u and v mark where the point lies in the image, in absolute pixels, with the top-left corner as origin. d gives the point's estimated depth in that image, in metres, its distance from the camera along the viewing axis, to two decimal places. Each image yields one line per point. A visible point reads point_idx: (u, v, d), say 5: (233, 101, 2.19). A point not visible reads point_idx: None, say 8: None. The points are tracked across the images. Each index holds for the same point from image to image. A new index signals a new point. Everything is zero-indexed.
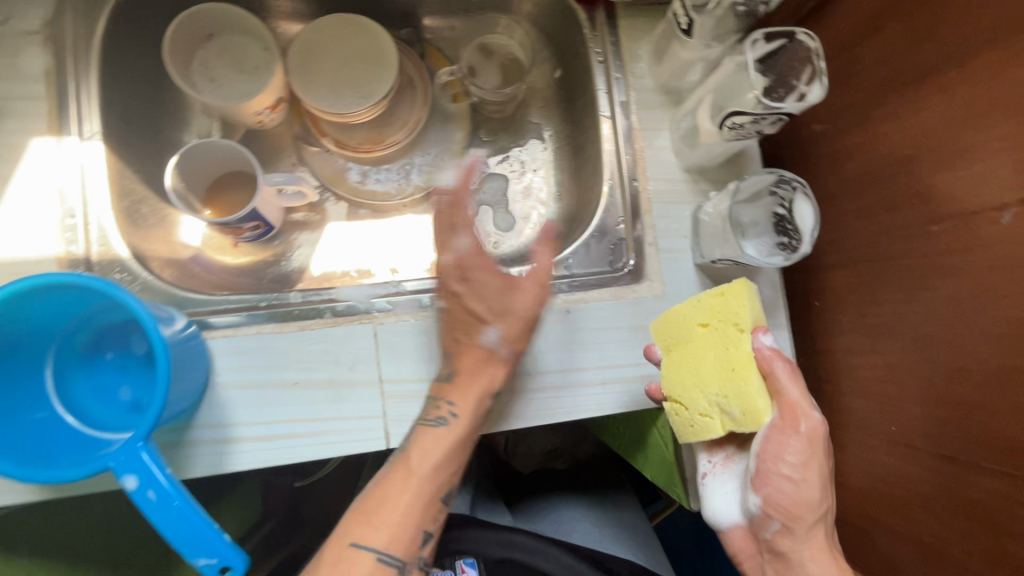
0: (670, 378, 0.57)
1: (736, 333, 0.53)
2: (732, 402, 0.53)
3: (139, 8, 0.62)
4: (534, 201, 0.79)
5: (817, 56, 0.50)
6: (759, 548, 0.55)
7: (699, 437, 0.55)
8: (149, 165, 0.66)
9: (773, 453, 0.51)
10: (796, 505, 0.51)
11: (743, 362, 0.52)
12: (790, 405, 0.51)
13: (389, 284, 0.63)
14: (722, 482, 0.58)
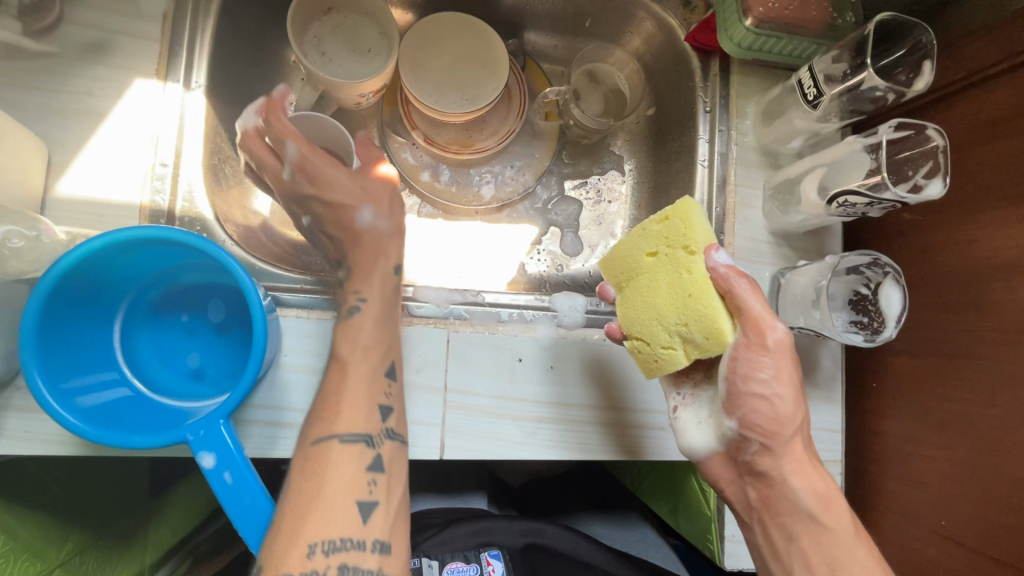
0: (626, 313, 0.54)
1: (687, 256, 0.49)
2: (694, 328, 0.49)
3: None
4: (604, 231, 0.79)
5: (942, 152, 0.51)
6: (739, 472, 0.53)
7: (665, 371, 0.52)
8: None
9: (744, 373, 0.49)
10: (774, 421, 0.49)
11: (701, 285, 0.49)
12: (754, 322, 0.48)
13: (468, 292, 0.62)
14: (693, 415, 0.55)
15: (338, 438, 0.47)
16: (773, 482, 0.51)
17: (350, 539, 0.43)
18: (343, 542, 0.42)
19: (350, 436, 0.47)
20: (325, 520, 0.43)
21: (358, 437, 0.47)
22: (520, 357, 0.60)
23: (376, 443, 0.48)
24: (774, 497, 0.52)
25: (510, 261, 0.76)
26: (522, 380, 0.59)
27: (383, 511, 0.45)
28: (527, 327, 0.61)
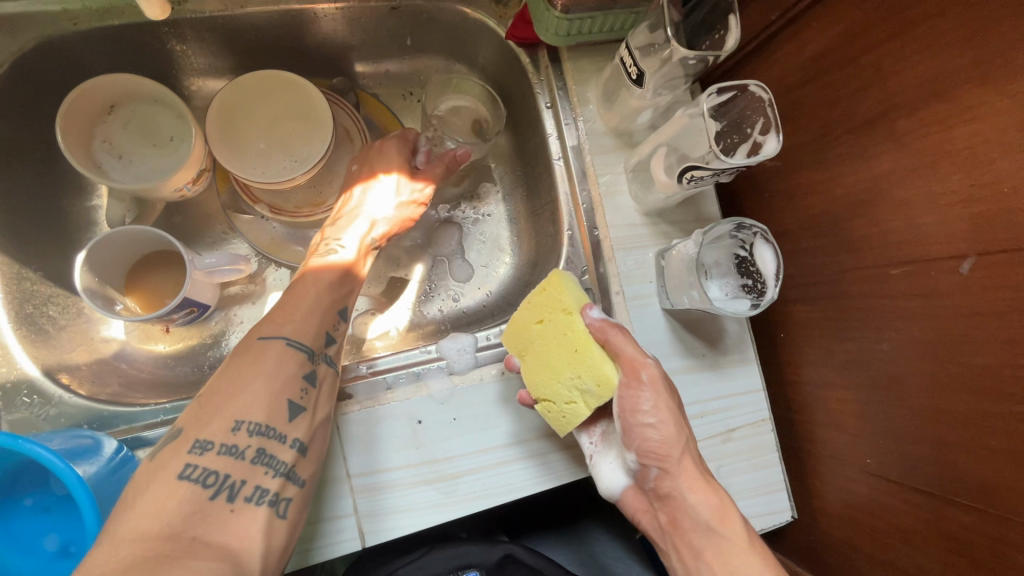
0: (528, 379, 0.53)
1: (566, 317, 0.51)
2: (586, 378, 0.50)
3: (20, 84, 0.54)
4: (491, 248, 0.75)
5: (771, 107, 0.50)
6: (649, 500, 0.52)
7: (574, 426, 0.51)
8: (54, 257, 0.59)
9: (631, 407, 0.48)
10: (664, 444, 0.48)
11: (582, 340, 0.50)
12: (629, 360, 0.48)
13: (348, 368, 0.58)
14: (606, 456, 0.55)
15: (287, 340, 0.49)
16: (674, 500, 0.49)
17: (271, 427, 0.46)
18: (268, 428, 0.46)
19: (294, 344, 0.50)
20: (243, 407, 0.46)
21: (300, 344, 0.50)
22: (419, 419, 0.57)
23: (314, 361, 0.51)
24: (678, 515, 0.49)
25: (403, 306, 0.72)
26: (426, 443, 0.56)
27: (307, 418, 0.49)
28: (417, 385, 0.58)
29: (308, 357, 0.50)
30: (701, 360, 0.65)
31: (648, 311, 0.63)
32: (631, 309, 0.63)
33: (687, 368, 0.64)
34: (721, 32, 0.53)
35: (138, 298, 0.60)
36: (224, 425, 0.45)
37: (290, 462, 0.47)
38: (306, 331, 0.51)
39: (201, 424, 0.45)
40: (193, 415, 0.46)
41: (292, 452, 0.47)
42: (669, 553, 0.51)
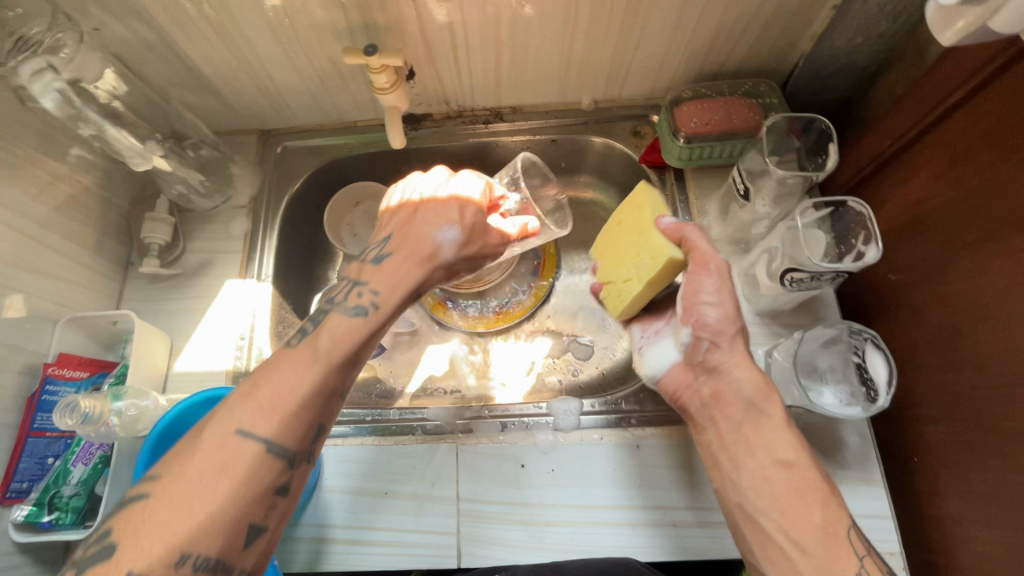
0: (605, 271, 0.65)
1: (637, 208, 0.60)
2: (643, 258, 0.58)
3: (312, 186, 0.85)
4: (612, 333, 0.84)
5: (870, 222, 0.56)
6: (696, 373, 0.57)
7: (628, 304, 0.61)
8: (302, 298, 0.84)
9: (694, 291, 0.55)
10: (720, 321, 0.54)
11: (644, 225, 0.59)
12: (698, 253, 0.54)
13: (472, 408, 0.70)
14: (658, 344, 0.63)
15: (264, 442, 0.44)
16: (721, 376, 0.55)
17: (221, 562, 0.41)
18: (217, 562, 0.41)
19: (277, 449, 0.44)
20: (283, 422, 0.45)
21: (279, 446, 0.45)
22: (523, 463, 0.65)
23: (297, 462, 0.46)
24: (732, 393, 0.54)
25: (527, 373, 0.83)
26: (526, 485, 0.64)
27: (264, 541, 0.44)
28: (526, 434, 0.67)
29: (284, 464, 0.45)
30: None
31: None
32: None
33: None
34: (825, 156, 0.65)
35: None
36: (168, 556, 0.39)
37: None
38: (293, 429, 0.45)
39: (147, 555, 0.39)
40: (165, 487, 0.42)
41: None
42: (705, 428, 0.56)
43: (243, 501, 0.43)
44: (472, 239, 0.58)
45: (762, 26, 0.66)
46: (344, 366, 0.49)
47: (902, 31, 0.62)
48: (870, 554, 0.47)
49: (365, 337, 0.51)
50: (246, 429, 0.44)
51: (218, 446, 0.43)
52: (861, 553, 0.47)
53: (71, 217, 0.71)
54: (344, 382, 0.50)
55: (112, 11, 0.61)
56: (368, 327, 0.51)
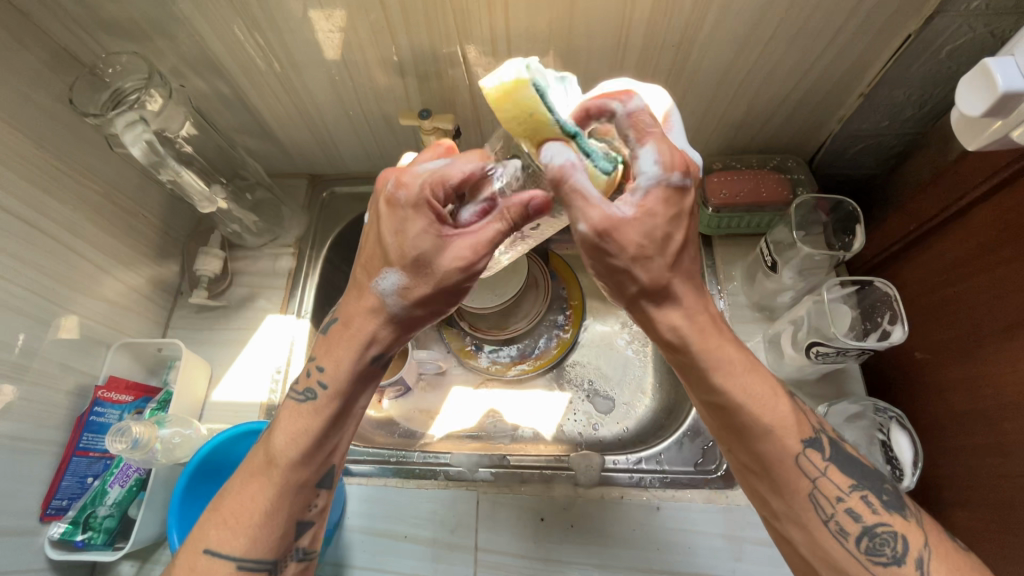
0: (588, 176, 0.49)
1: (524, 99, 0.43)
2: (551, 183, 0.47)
3: (356, 229, 0.90)
4: (634, 389, 0.85)
5: (896, 305, 0.57)
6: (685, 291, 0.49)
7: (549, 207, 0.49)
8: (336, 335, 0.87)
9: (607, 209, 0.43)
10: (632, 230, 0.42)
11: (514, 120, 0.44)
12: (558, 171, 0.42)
13: (494, 456, 0.71)
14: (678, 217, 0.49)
15: (237, 561, 0.47)
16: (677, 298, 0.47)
17: None
18: None
19: (250, 565, 0.47)
20: (256, 536, 0.47)
21: (259, 563, 0.48)
22: (542, 517, 0.66)
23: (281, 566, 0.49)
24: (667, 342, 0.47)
25: (549, 424, 0.84)
26: (545, 540, 0.65)
27: None
28: (546, 486, 0.68)
29: (267, 571, 0.48)
30: None
31: None
32: None
33: None
34: (852, 236, 0.68)
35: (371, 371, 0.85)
36: None
37: None
38: (260, 543, 0.47)
39: None
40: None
41: None
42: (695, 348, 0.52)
43: None
44: (427, 252, 0.46)
45: (792, 108, 0.70)
46: (302, 460, 0.49)
47: (928, 119, 0.65)
48: (827, 470, 0.46)
49: (326, 419, 0.50)
50: (212, 549, 0.47)
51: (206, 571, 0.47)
52: (815, 474, 0.46)
53: (134, 248, 0.76)
54: (318, 471, 0.51)
55: (191, 66, 0.68)
56: (331, 408, 0.50)
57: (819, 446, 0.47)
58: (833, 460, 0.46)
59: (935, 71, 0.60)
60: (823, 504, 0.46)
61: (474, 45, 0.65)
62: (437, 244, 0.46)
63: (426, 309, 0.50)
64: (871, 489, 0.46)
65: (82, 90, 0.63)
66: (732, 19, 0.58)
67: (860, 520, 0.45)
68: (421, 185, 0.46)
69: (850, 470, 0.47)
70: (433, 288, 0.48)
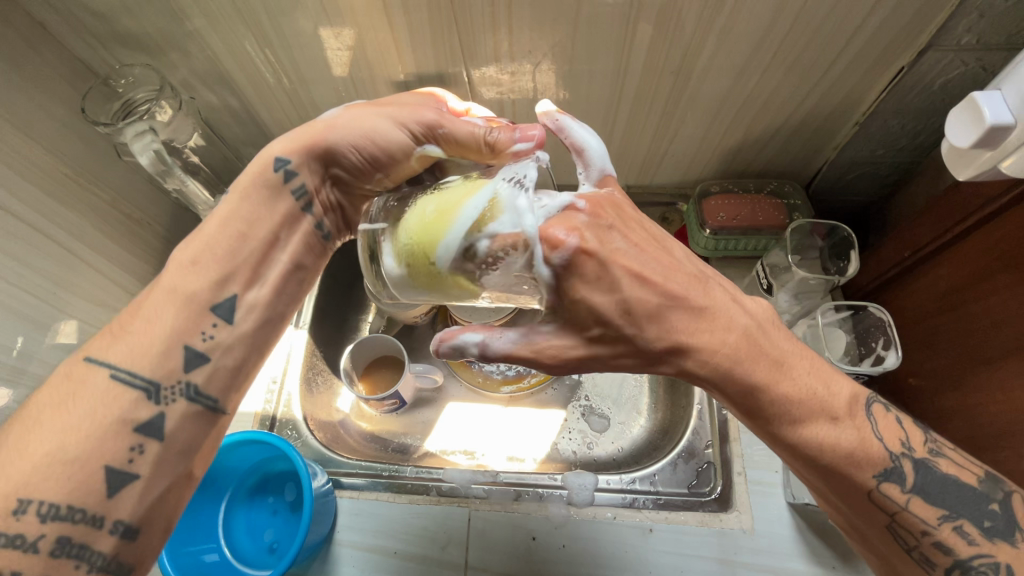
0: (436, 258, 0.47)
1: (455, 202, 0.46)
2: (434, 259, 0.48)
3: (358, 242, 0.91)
4: (630, 409, 0.85)
5: (889, 328, 0.58)
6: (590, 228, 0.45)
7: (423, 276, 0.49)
8: (333, 347, 0.88)
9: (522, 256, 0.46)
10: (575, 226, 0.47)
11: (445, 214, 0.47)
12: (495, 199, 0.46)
13: (488, 473, 0.71)
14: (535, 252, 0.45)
15: (114, 372, 0.44)
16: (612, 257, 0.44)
17: (82, 503, 0.41)
18: (70, 510, 0.40)
19: (132, 378, 0.44)
20: (138, 348, 0.45)
21: (138, 381, 0.44)
22: (534, 535, 0.65)
23: (160, 396, 0.45)
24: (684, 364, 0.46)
25: (543, 441, 0.83)
26: (536, 559, 0.64)
27: (136, 488, 0.43)
28: (540, 505, 0.67)
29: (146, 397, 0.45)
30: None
31: (770, 501, 0.65)
32: (751, 494, 0.65)
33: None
34: (847, 261, 0.68)
35: (367, 385, 0.85)
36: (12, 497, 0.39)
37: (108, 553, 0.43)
38: (148, 361, 0.45)
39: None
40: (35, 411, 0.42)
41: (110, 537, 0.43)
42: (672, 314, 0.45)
43: (109, 436, 0.43)
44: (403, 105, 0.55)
45: (788, 136, 0.72)
46: (196, 266, 0.48)
47: (922, 148, 0.66)
48: (910, 503, 0.45)
49: (234, 243, 0.50)
50: (95, 356, 0.44)
51: (85, 379, 0.43)
52: (894, 508, 0.45)
53: (136, 254, 0.77)
54: (213, 292, 0.48)
55: (202, 79, 0.70)
56: (231, 228, 0.50)
57: (898, 478, 0.45)
58: (916, 491, 0.45)
59: (929, 103, 0.61)
60: (904, 535, 0.46)
61: (480, 66, 0.66)
62: (419, 103, 0.56)
63: (370, 138, 0.52)
64: (969, 516, 0.44)
65: (95, 99, 0.65)
66: (731, 47, 0.60)
67: (952, 552, 0.44)
68: (446, 104, 0.59)
69: (932, 499, 0.45)
70: (390, 116, 0.52)
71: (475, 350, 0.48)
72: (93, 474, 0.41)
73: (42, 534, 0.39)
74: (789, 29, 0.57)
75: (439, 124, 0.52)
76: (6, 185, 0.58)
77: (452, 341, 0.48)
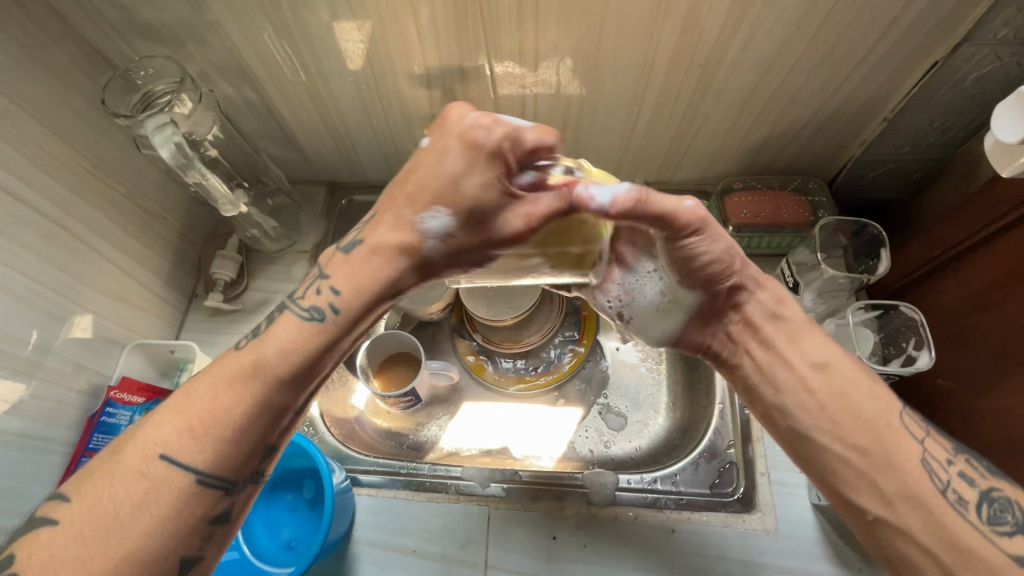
0: None
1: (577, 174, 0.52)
2: None
3: None
4: (647, 408, 0.84)
5: (923, 328, 0.57)
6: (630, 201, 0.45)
7: None
8: (349, 343, 0.87)
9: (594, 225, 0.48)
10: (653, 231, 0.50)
11: None
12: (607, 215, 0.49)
13: (507, 470, 0.69)
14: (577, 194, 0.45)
15: (196, 476, 0.43)
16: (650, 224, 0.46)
17: None
18: None
19: (209, 481, 0.43)
20: (206, 448, 0.43)
21: (209, 481, 0.43)
22: (554, 535, 0.65)
23: (235, 491, 0.45)
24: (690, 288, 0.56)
25: (560, 439, 0.82)
26: (557, 559, 0.63)
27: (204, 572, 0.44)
28: (559, 504, 0.67)
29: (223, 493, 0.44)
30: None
31: (793, 502, 0.64)
32: (773, 494, 0.65)
33: None
34: (875, 260, 0.67)
35: (382, 381, 0.84)
36: None
37: None
38: (225, 466, 0.44)
39: None
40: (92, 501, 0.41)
41: None
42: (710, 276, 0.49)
43: (179, 528, 0.43)
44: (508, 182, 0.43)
45: (814, 132, 0.70)
46: (284, 378, 0.45)
47: (951, 145, 0.65)
48: (929, 434, 0.49)
49: (315, 342, 0.46)
50: (170, 455, 0.42)
51: (159, 476, 0.42)
52: (921, 437, 0.49)
53: (153, 249, 0.77)
54: (292, 394, 0.46)
55: (220, 71, 0.69)
56: (312, 338, 0.46)
57: (916, 414, 0.51)
58: (934, 425, 0.50)
59: (961, 99, 0.60)
60: (936, 471, 0.47)
61: (503, 60, 0.65)
62: (473, 157, 0.41)
63: (477, 234, 0.44)
64: (973, 455, 0.49)
65: (114, 91, 0.64)
66: (759, 42, 0.59)
67: (975, 484, 0.47)
68: (474, 111, 0.43)
69: (947, 439, 0.50)
70: (469, 199, 0.42)
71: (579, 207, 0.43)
72: (169, 568, 0.42)
73: None
74: (821, 22, 0.56)
75: (535, 214, 0.42)
76: (24, 177, 0.57)
77: (578, 200, 0.41)
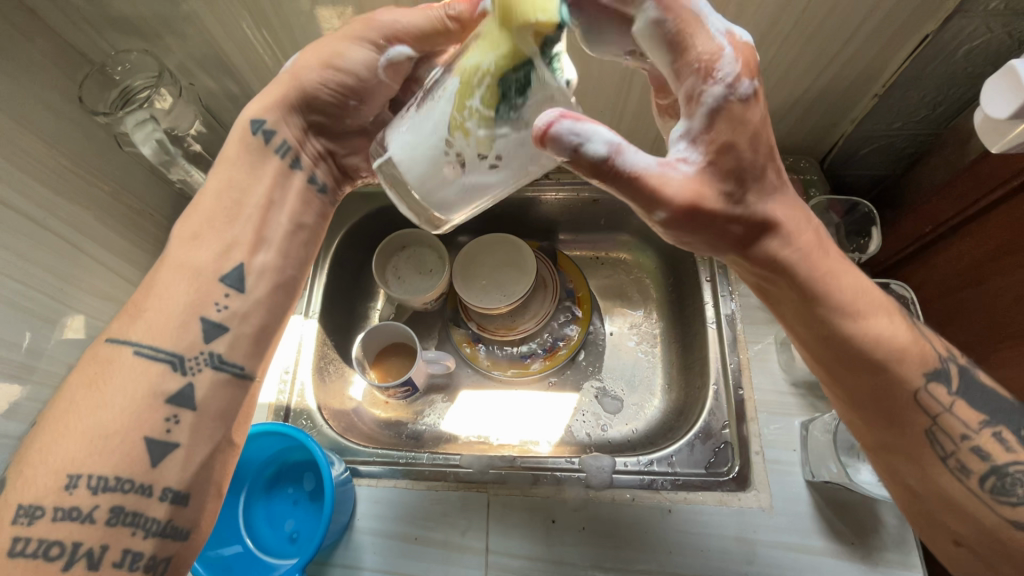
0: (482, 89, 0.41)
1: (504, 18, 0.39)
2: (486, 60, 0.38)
3: (364, 228, 0.90)
4: (642, 390, 0.85)
5: (914, 307, 0.57)
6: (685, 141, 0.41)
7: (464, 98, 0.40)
8: (344, 335, 0.87)
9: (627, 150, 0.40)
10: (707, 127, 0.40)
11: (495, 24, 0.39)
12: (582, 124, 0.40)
13: (506, 456, 0.70)
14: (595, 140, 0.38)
15: (135, 350, 0.44)
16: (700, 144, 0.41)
17: (126, 474, 0.41)
18: (116, 481, 0.41)
19: (148, 353, 0.44)
20: (153, 324, 0.45)
21: (154, 356, 0.45)
22: (554, 519, 0.66)
23: (183, 367, 0.45)
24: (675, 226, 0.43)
25: (558, 424, 0.83)
26: (557, 542, 0.64)
27: (180, 455, 0.44)
28: (558, 489, 0.67)
29: (169, 366, 0.45)
30: (852, 552, 0.61)
31: (788, 480, 0.65)
32: (768, 472, 0.65)
33: (833, 552, 0.61)
34: (867, 238, 0.67)
35: (379, 372, 0.85)
36: (57, 479, 0.39)
37: (162, 520, 0.43)
38: (161, 336, 0.45)
39: (29, 490, 0.39)
40: (54, 409, 0.42)
41: (161, 504, 0.43)
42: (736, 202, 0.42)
43: (135, 408, 0.43)
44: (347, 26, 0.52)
45: (804, 110, 0.70)
46: (195, 242, 0.48)
47: (941, 119, 0.65)
48: (953, 406, 0.45)
49: (221, 205, 0.50)
50: (112, 336, 0.45)
51: (109, 359, 0.44)
52: (937, 411, 0.45)
53: (141, 246, 0.76)
54: (217, 261, 0.49)
55: (202, 64, 0.68)
56: (228, 194, 0.51)
57: (944, 380, 0.46)
58: (961, 396, 0.45)
59: (952, 73, 0.60)
60: (942, 442, 0.45)
61: None
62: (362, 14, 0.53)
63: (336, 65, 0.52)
64: (1007, 424, 0.45)
65: (91, 89, 0.63)
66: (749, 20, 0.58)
67: (989, 458, 0.44)
68: None
69: (975, 406, 0.46)
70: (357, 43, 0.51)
71: (582, 152, 0.38)
72: (135, 446, 0.42)
73: (97, 505, 0.40)
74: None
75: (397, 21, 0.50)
76: (5, 179, 0.56)
77: (550, 136, 0.38)
